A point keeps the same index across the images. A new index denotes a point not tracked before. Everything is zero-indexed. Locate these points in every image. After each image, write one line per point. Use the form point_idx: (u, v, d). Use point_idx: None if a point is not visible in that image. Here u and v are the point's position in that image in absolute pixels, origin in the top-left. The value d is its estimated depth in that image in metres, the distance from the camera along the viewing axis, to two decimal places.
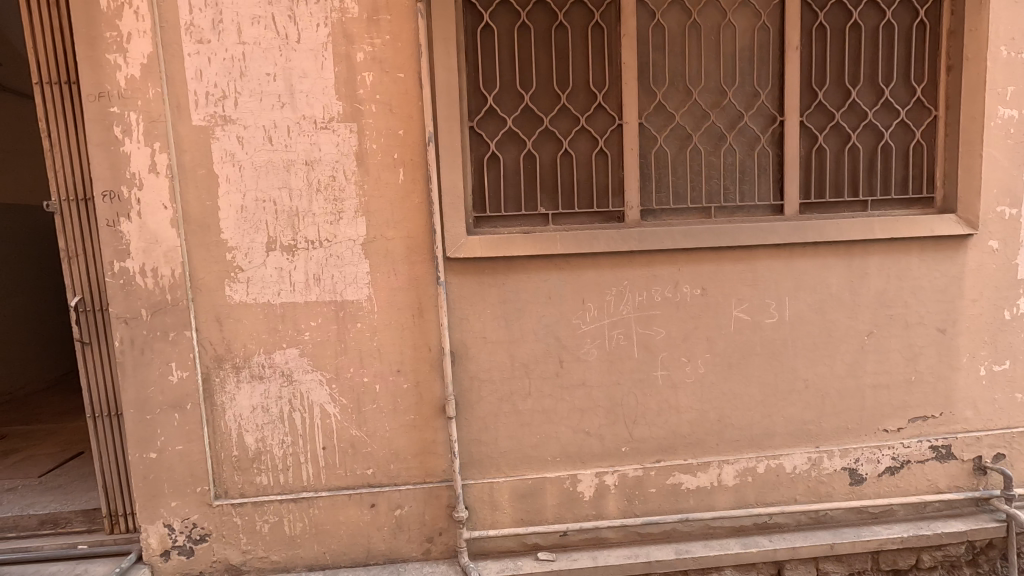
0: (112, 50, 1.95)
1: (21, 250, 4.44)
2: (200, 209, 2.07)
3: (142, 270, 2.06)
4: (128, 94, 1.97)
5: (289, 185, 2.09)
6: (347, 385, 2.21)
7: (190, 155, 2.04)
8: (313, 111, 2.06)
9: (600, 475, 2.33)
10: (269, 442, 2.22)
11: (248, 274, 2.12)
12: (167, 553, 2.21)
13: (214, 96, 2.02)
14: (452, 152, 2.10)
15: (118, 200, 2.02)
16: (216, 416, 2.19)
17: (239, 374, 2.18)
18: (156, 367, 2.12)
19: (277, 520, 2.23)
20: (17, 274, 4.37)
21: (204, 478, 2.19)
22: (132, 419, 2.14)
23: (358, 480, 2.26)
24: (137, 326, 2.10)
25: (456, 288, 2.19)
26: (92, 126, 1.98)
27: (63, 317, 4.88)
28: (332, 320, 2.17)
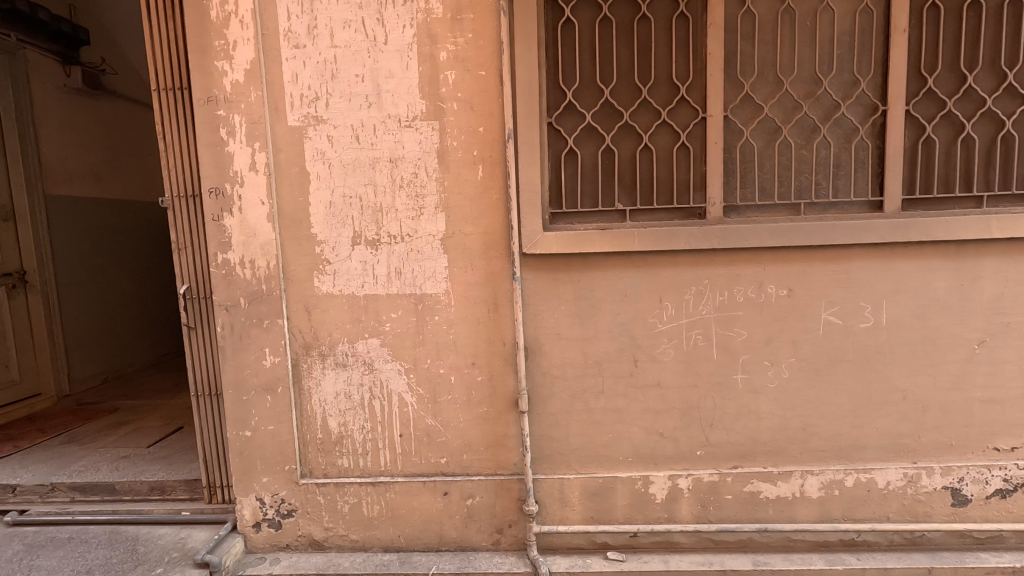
0: (220, 57, 2.10)
1: (138, 242, 4.93)
2: (293, 205, 2.20)
3: (242, 261, 2.22)
4: (232, 97, 2.12)
5: (374, 182, 2.17)
6: (424, 376, 2.28)
7: (285, 154, 2.17)
8: (398, 110, 2.13)
9: (673, 477, 2.28)
10: (351, 427, 2.33)
11: (335, 266, 2.23)
12: (258, 525, 2.38)
13: (307, 98, 2.14)
14: (531, 148, 2.11)
15: (222, 196, 2.18)
16: (303, 400, 2.32)
17: (324, 361, 2.30)
18: (252, 352, 2.28)
19: (356, 501, 2.34)
20: (132, 264, 4.85)
21: (292, 458, 2.33)
22: (230, 400, 2.31)
23: (432, 468, 2.34)
24: (236, 313, 2.26)
25: (531, 284, 2.21)
26: (202, 128, 2.15)
27: (169, 303, 5.36)
28: (411, 312, 2.25)
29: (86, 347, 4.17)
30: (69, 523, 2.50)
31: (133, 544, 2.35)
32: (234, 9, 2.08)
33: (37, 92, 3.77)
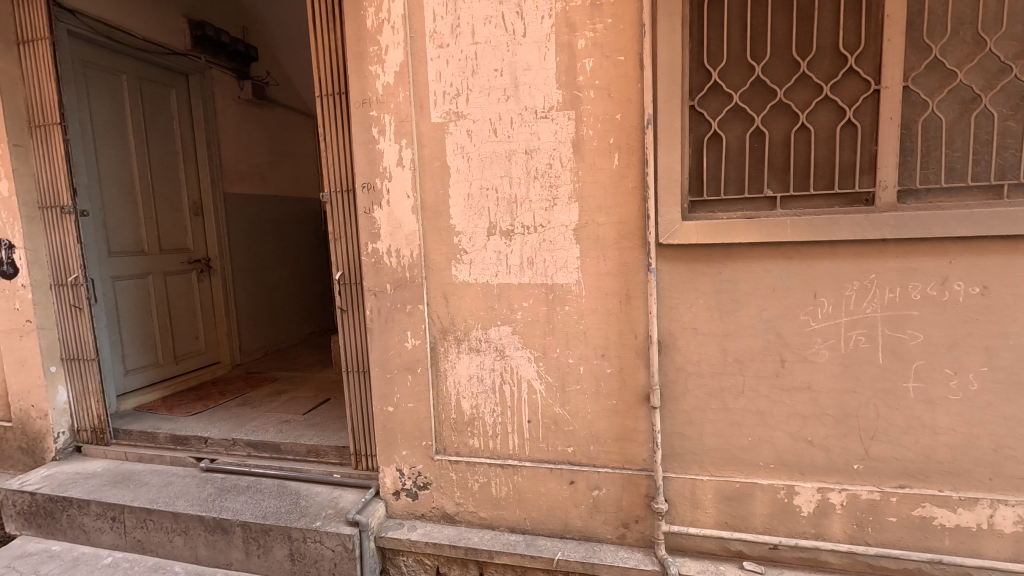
0: (374, 62, 2.28)
1: (296, 231, 5.55)
2: (435, 197, 2.33)
3: (388, 250, 2.40)
4: (384, 98, 2.29)
5: (510, 174, 2.23)
6: (553, 364, 2.31)
7: (428, 150, 2.30)
8: (534, 101, 2.15)
9: (823, 491, 2.07)
10: (482, 410, 2.43)
11: (471, 256, 2.33)
12: (397, 493, 2.59)
13: (450, 95, 2.24)
14: (671, 133, 2.02)
15: (373, 190, 2.38)
16: (439, 381, 2.47)
17: (459, 345, 2.41)
18: (396, 335, 2.47)
19: (485, 481, 2.45)
20: (293, 252, 5.49)
21: (428, 434, 2.49)
22: (376, 377, 2.53)
23: (559, 456, 2.36)
24: (382, 298, 2.45)
25: (667, 275, 2.12)
26: (357, 128, 2.35)
27: (320, 287, 6.00)
28: (542, 302, 2.28)
29: (253, 324, 4.83)
30: (247, 473, 2.93)
31: (296, 498, 2.68)
32: (387, 16, 2.24)
33: (219, 105, 4.41)
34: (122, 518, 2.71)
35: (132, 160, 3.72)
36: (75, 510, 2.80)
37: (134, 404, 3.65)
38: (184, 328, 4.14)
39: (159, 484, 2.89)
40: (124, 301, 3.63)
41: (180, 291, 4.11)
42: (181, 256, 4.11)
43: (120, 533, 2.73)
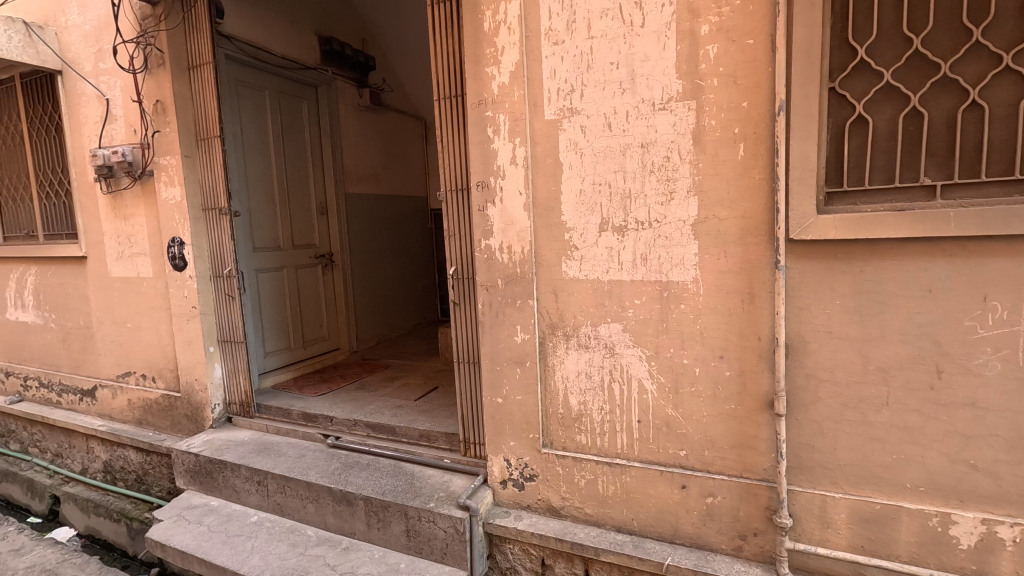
0: (490, 64, 2.35)
1: (409, 229, 5.88)
2: (547, 193, 2.35)
3: (501, 246, 2.47)
4: (499, 98, 2.36)
5: (624, 168, 2.19)
6: (666, 364, 2.23)
7: (541, 147, 2.33)
8: (652, 93, 2.09)
9: (988, 523, 1.80)
10: (590, 406, 2.42)
11: (582, 252, 2.32)
12: (504, 482, 2.66)
13: (564, 91, 2.25)
14: (806, 119, 1.86)
15: (487, 188, 2.45)
16: (547, 376, 2.49)
17: (568, 341, 2.42)
18: (506, 328, 2.53)
19: (592, 478, 2.44)
20: (406, 248, 5.83)
21: (536, 428, 2.53)
22: (486, 368, 2.61)
23: (670, 459, 2.29)
24: (494, 293, 2.52)
25: (797, 273, 1.96)
26: (473, 129, 2.44)
27: (433, 283, 6.30)
28: (655, 299, 2.21)
29: (369, 315, 5.21)
30: (367, 452, 3.18)
31: (411, 478, 2.86)
32: (503, 18, 2.30)
33: (342, 113, 4.81)
34: (265, 483, 3.07)
35: (272, 166, 4.19)
36: (229, 472, 3.22)
37: (272, 382, 4.12)
38: (312, 316, 4.59)
39: (294, 455, 3.24)
40: (264, 291, 4.10)
41: (308, 283, 4.56)
42: (309, 251, 4.55)
43: (264, 495, 3.10)
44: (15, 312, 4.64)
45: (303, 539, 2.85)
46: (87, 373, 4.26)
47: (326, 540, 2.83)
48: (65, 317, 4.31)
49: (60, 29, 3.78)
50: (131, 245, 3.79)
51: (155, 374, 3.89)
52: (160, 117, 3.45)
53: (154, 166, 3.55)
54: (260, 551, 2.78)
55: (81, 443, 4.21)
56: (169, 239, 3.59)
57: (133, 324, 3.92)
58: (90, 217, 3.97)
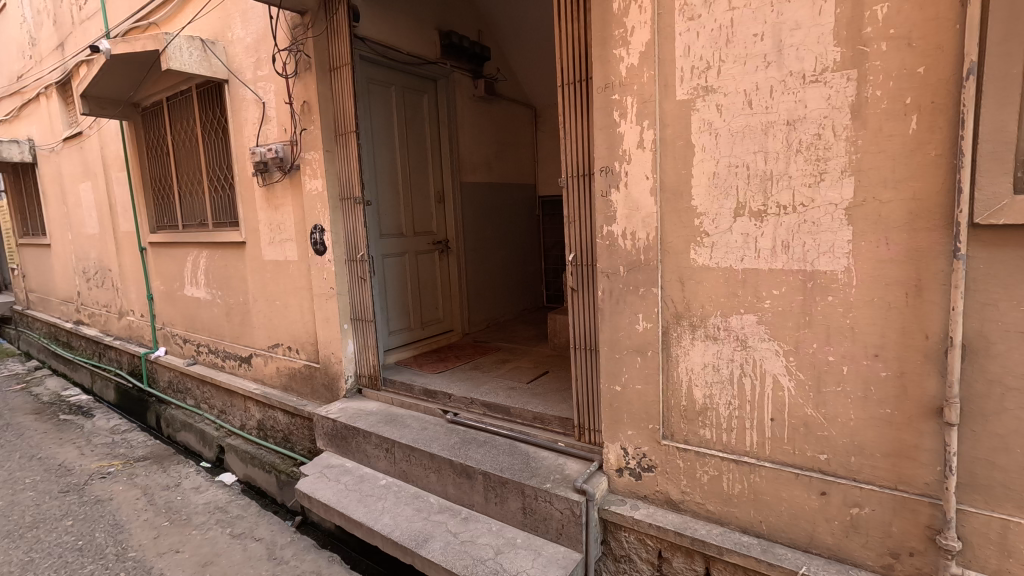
0: (619, 45, 2.29)
1: (519, 217, 5.97)
2: (676, 177, 2.26)
3: (624, 233, 2.42)
4: (627, 81, 2.30)
5: (766, 148, 2.04)
6: (808, 360, 2.06)
7: (671, 129, 2.24)
8: (802, 65, 1.92)
9: None
10: (716, 400, 2.31)
11: (714, 239, 2.20)
12: (620, 470, 2.62)
13: (699, 68, 2.14)
14: (1004, 83, 1.59)
15: (611, 173, 2.41)
16: (670, 367, 2.41)
17: (695, 332, 2.32)
18: (627, 317, 2.47)
19: (716, 474, 2.33)
20: (516, 236, 5.93)
21: (656, 419, 2.46)
22: (605, 356, 2.58)
23: (808, 462, 2.11)
24: (615, 280, 2.48)
25: (982, 264, 1.70)
26: (598, 113, 2.40)
27: (540, 270, 6.35)
28: (798, 290, 2.05)
29: (481, 299, 5.41)
30: (483, 429, 3.32)
31: (526, 457, 2.95)
32: None
33: (459, 104, 5.00)
34: (393, 450, 3.35)
35: (397, 158, 4.48)
36: (361, 438, 3.55)
37: (394, 359, 4.45)
38: (430, 299, 4.88)
39: (418, 427, 3.48)
40: (389, 274, 4.43)
41: (427, 268, 4.84)
42: (428, 238, 4.83)
43: (391, 462, 3.38)
44: (191, 289, 5.48)
45: (426, 506, 3.07)
46: (245, 342, 4.92)
47: (447, 508, 3.03)
48: (228, 294, 5.00)
49: (226, 43, 4.34)
50: (281, 232, 4.28)
51: (298, 346, 4.39)
52: (306, 116, 3.83)
53: (301, 160, 3.96)
54: (390, 512, 3.04)
55: (240, 403, 4.89)
56: (312, 226, 4.00)
57: (282, 301, 4.44)
58: (248, 207, 4.55)
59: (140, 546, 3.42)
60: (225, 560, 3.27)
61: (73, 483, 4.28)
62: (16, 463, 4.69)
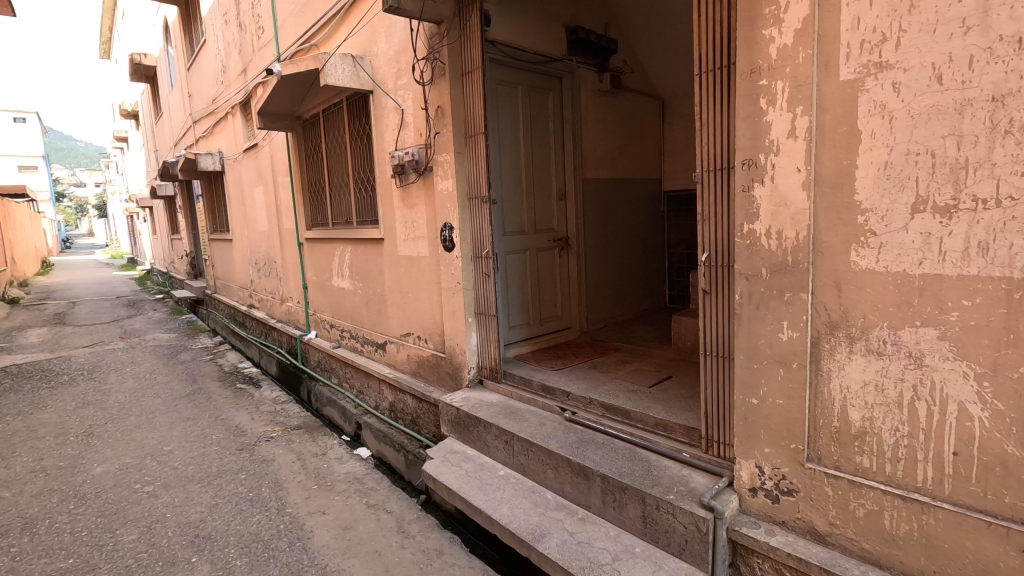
0: (769, 24, 2.08)
1: (642, 214, 5.75)
2: (835, 168, 2.00)
3: (768, 232, 2.20)
4: (778, 63, 2.08)
5: (960, 131, 1.72)
6: (1010, 387, 1.70)
7: (831, 114, 1.98)
8: (1017, 28, 1.59)
9: None
10: (879, 424, 2.00)
11: (882, 239, 1.91)
12: (754, 490, 2.38)
13: (871, 42, 1.86)
14: None
15: (755, 166, 2.20)
16: (820, 382, 2.14)
17: (853, 344, 2.04)
18: (768, 324, 2.25)
19: (875, 509, 2.02)
20: (638, 233, 5.72)
21: (800, 438, 2.20)
22: (740, 365, 2.37)
23: (1006, 510, 1.74)
24: (756, 283, 2.27)
25: None
26: (742, 101, 2.20)
27: (663, 269, 6.06)
28: (999, 302, 1.70)
29: (600, 297, 5.32)
30: (602, 431, 3.26)
31: (647, 464, 2.83)
32: None
33: (584, 100, 4.95)
34: (512, 443, 3.43)
35: (522, 157, 4.57)
36: (482, 428, 3.69)
37: (514, 353, 4.56)
38: (548, 296, 4.92)
39: (536, 422, 3.52)
40: (511, 270, 4.54)
41: (547, 265, 4.88)
42: (549, 235, 4.86)
43: (510, 454, 3.46)
44: (338, 280, 6.14)
45: (543, 501, 3.10)
46: (381, 330, 5.40)
47: (564, 506, 3.03)
48: (368, 285, 5.51)
49: (372, 57, 4.76)
50: (415, 230, 4.60)
51: (427, 336, 4.69)
52: (440, 120, 4.07)
53: (434, 162, 4.21)
54: (508, 503, 3.12)
55: (375, 385, 5.38)
56: (442, 224, 4.24)
57: (413, 294, 4.78)
58: (387, 207, 4.96)
59: (296, 503, 3.92)
60: (362, 526, 3.62)
61: (246, 443, 5.04)
62: (206, 421, 5.65)
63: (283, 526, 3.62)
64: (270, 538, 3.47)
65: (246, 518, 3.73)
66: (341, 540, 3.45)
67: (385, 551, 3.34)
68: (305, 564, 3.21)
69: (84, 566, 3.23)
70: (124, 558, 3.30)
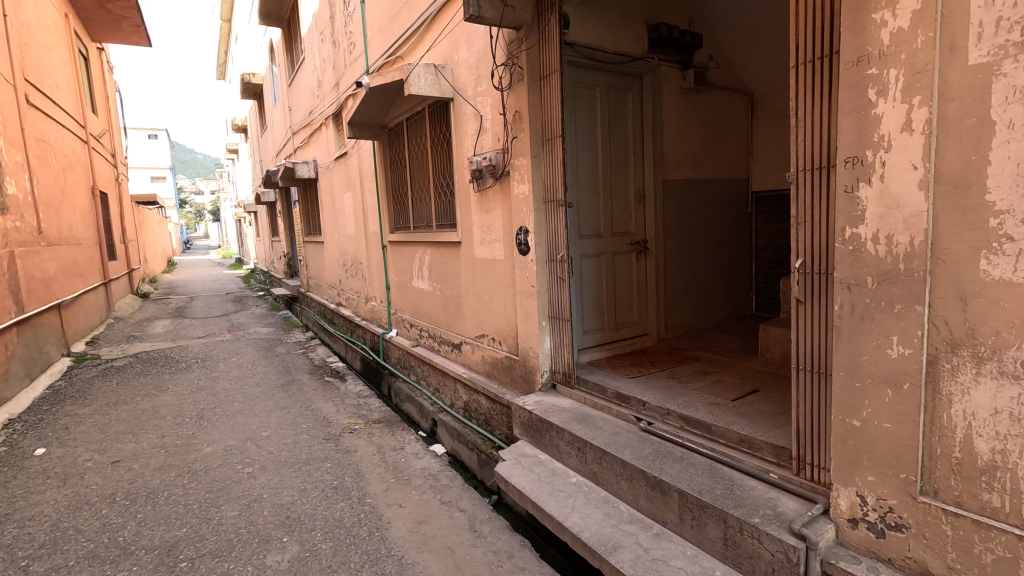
0: (881, 7, 1.88)
1: (728, 217, 5.45)
2: (960, 165, 1.76)
3: (875, 237, 1.98)
4: (891, 50, 1.87)
5: None
6: None
7: (956, 104, 1.76)
8: None
9: None
10: (1013, 459, 1.74)
11: (1020, 246, 1.66)
12: (854, 521, 2.16)
13: (1010, 19, 1.63)
14: None
15: (861, 165, 2.00)
16: (937, 406, 1.90)
17: (980, 365, 1.78)
18: (874, 338, 2.03)
19: (1007, 557, 1.76)
20: (723, 236, 5.43)
21: (911, 468, 1.96)
22: (839, 383, 2.16)
23: None
24: (860, 294, 2.06)
25: None
26: (846, 93, 2.01)
27: (749, 275, 5.70)
28: None
29: (679, 303, 5.10)
30: (680, 444, 3.10)
31: (729, 483, 2.66)
32: None
33: (665, 99, 4.78)
34: (585, 450, 3.37)
35: (599, 159, 4.49)
36: (555, 433, 3.66)
37: (587, 359, 4.49)
38: (624, 301, 4.79)
39: (609, 431, 3.42)
40: (587, 274, 4.48)
41: (624, 270, 4.76)
42: (626, 239, 4.74)
43: (582, 461, 3.41)
44: (418, 281, 6.39)
45: (616, 513, 3.01)
46: (457, 331, 5.53)
47: (638, 520, 2.92)
48: (446, 287, 5.67)
49: (453, 65, 4.90)
50: (491, 233, 4.67)
51: (501, 339, 4.74)
52: (517, 125, 4.10)
53: (511, 167, 4.25)
54: (580, 512, 3.07)
55: (451, 384, 5.53)
56: (518, 228, 4.26)
57: (489, 296, 4.85)
58: (465, 210, 5.08)
59: (375, 495, 4.11)
60: (436, 522, 3.73)
61: (332, 434, 5.38)
62: (298, 410, 6.10)
63: (363, 515, 3.81)
64: (351, 526, 3.66)
65: (331, 505, 3.96)
66: (416, 534, 3.56)
67: (458, 548, 3.41)
68: (383, 554, 3.36)
69: (194, 536, 3.60)
70: (227, 532, 3.63)
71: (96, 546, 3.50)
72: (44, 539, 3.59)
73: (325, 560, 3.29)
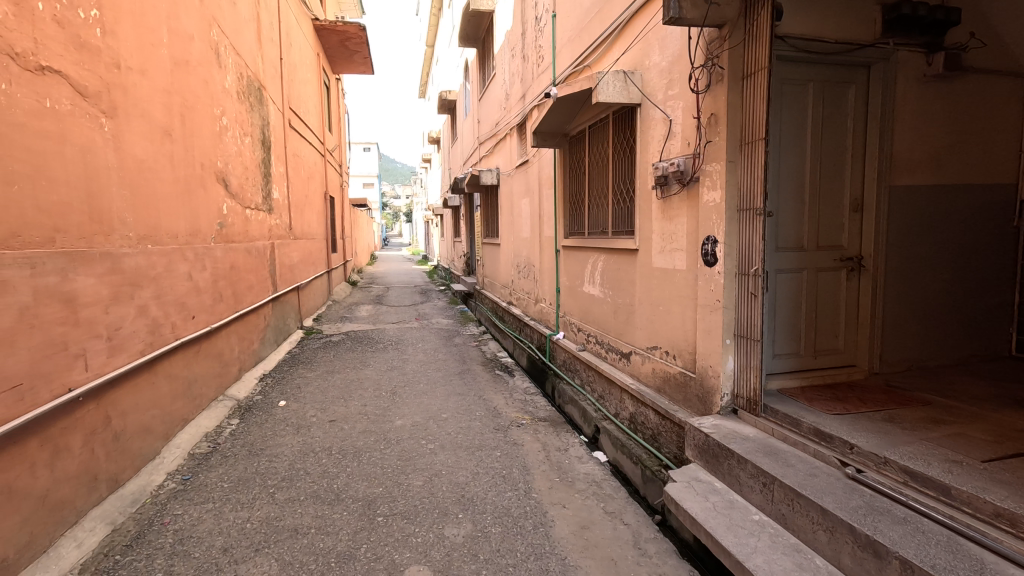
0: None
1: (981, 231, 4.38)
2: None
3: None
4: None
5: None
6: None
7: None
8: None
9: None
10: None
11: None
12: None
13: None
14: None
15: None
16: None
17: None
18: None
19: None
20: (972, 256, 4.38)
21: None
22: None
23: None
24: None
25: None
26: None
27: (1008, 306, 4.51)
28: None
29: (901, 333, 4.26)
30: (903, 503, 2.59)
31: (978, 565, 2.13)
32: None
33: (900, 90, 4.04)
34: (772, 488, 3.02)
35: (806, 162, 3.99)
36: (735, 462, 3.35)
37: (777, 386, 4.02)
38: (828, 325, 4.18)
39: (805, 471, 3.00)
40: (783, 291, 4.02)
41: (830, 289, 4.15)
42: (834, 253, 4.13)
43: (768, 499, 3.06)
44: (589, 287, 6.44)
45: (810, 565, 2.63)
46: (627, 340, 5.43)
47: None
48: (618, 294, 5.61)
49: (643, 70, 4.82)
50: (673, 242, 4.48)
51: (676, 353, 4.51)
52: (712, 128, 3.85)
53: (701, 173, 4.02)
54: (764, 554, 2.75)
55: (616, 393, 5.46)
56: (704, 237, 4.01)
57: (666, 307, 4.65)
58: (645, 217, 4.96)
59: (540, 490, 4.26)
60: (598, 530, 3.71)
61: (501, 425, 5.72)
62: (472, 398, 6.63)
63: (529, 508, 3.97)
64: (518, 516, 3.85)
65: (500, 492, 4.22)
66: (579, 537, 3.59)
67: (621, 562, 3.35)
68: (547, 550, 3.45)
69: (388, 496, 4.14)
70: (413, 498, 4.11)
71: (319, 488, 4.26)
72: (285, 474, 4.49)
73: (495, 543, 3.51)
